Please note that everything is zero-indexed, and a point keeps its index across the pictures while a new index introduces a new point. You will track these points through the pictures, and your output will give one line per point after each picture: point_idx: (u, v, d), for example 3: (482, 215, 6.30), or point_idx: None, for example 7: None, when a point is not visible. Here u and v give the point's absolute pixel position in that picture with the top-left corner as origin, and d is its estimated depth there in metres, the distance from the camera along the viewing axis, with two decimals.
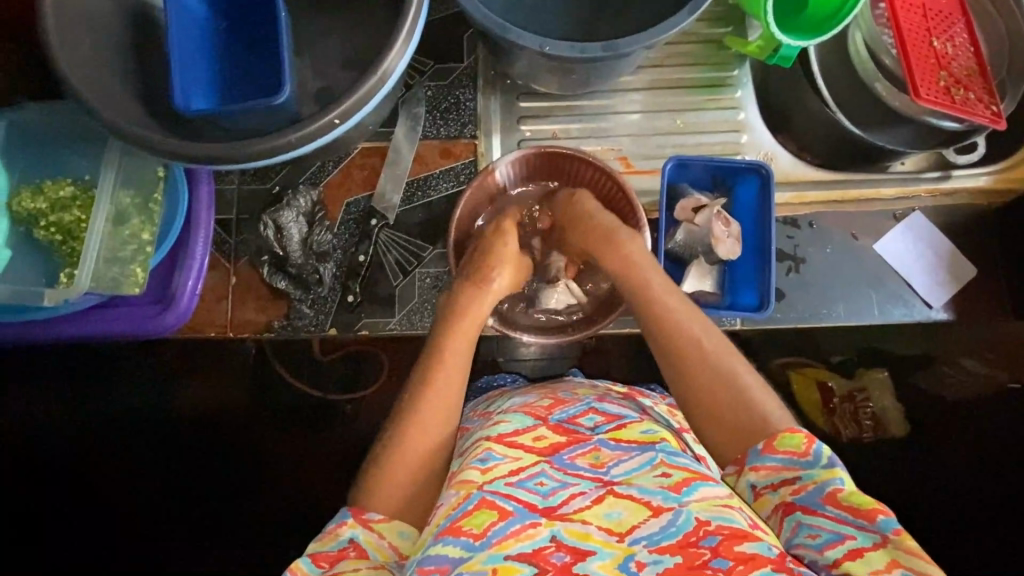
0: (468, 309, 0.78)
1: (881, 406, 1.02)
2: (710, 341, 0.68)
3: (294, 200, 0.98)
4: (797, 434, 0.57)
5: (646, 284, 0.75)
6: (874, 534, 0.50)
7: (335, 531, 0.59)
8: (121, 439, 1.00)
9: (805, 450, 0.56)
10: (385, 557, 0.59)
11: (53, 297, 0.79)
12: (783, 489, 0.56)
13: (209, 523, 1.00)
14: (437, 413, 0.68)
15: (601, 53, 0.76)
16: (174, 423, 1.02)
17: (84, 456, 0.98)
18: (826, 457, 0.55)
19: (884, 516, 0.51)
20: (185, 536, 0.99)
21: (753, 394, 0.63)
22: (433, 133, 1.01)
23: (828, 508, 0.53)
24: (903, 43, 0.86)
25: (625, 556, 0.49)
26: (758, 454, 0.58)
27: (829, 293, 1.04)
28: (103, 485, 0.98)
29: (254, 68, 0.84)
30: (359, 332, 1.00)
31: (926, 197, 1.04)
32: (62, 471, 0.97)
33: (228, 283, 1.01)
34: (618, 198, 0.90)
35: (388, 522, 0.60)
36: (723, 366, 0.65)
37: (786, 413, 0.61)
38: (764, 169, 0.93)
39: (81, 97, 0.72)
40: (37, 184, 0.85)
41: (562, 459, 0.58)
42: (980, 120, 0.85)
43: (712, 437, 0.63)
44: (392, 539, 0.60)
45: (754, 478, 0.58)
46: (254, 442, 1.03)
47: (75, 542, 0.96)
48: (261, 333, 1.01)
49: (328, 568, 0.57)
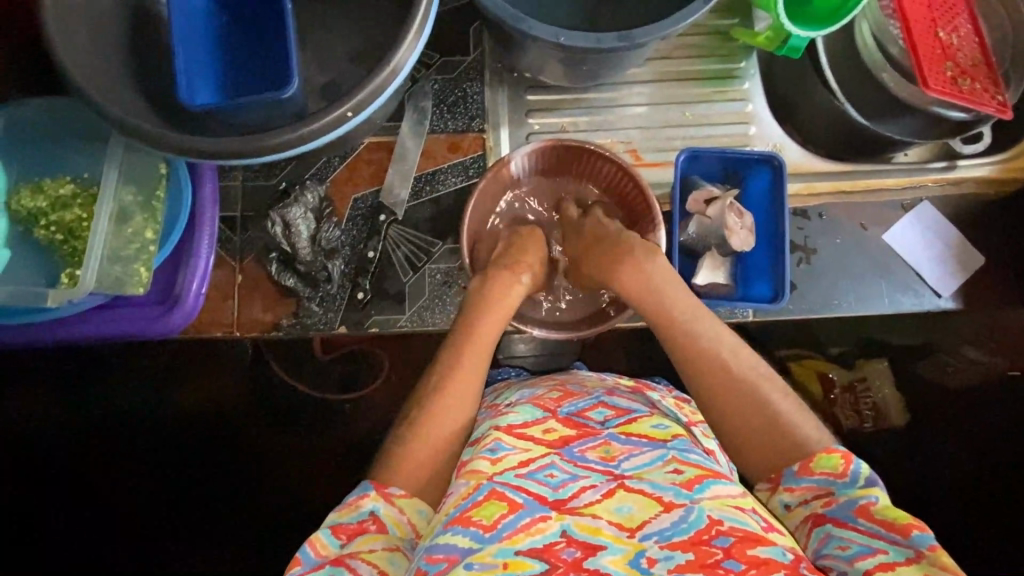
0: (493, 304, 0.78)
1: (880, 395, 1.06)
2: (734, 360, 0.68)
3: (301, 196, 0.97)
4: (834, 454, 0.58)
5: (665, 304, 0.76)
6: (907, 549, 0.51)
7: (356, 503, 0.59)
8: (126, 445, 1.03)
9: (842, 471, 0.57)
10: (403, 534, 0.58)
11: (56, 298, 0.78)
12: (816, 503, 0.57)
13: (208, 526, 1.03)
14: (461, 404, 0.68)
15: (616, 43, 0.76)
16: (173, 429, 1.03)
17: (84, 455, 1.02)
18: (864, 477, 0.56)
19: (919, 531, 0.51)
20: (187, 536, 1.03)
21: (786, 415, 0.63)
22: (440, 128, 1.01)
23: (860, 521, 0.54)
24: (910, 36, 0.86)
25: (635, 552, 0.49)
26: (793, 474, 0.59)
27: (842, 285, 1.03)
28: (103, 485, 1.02)
29: (261, 61, 0.83)
30: (367, 330, 0.99)
31: (934, 187, 1.03)
32: (62, 471, 1.01)
33: (235, 282, 0.99)
34: (634, 195, 0.90)
35: (410, 499, 0.60)
36: (761, 392, 0.65)
37: (825, 436, 0.62)
38: (777, 161, 0.93)
39: (81, 88, 0.71)
40: (36, 182, 0.84)
41: (572, 452, 0.58)
42: (987, 110, 0.86)
43: (750, 455, 0.63)
44: (412, 517, 0.59)
45: (787, 498, 0.59)
46: (250, 440, 1.05)
47: (76, 539, 1.01)
48: (270, 332, 0.98)
49: (346, 542, 0.57)
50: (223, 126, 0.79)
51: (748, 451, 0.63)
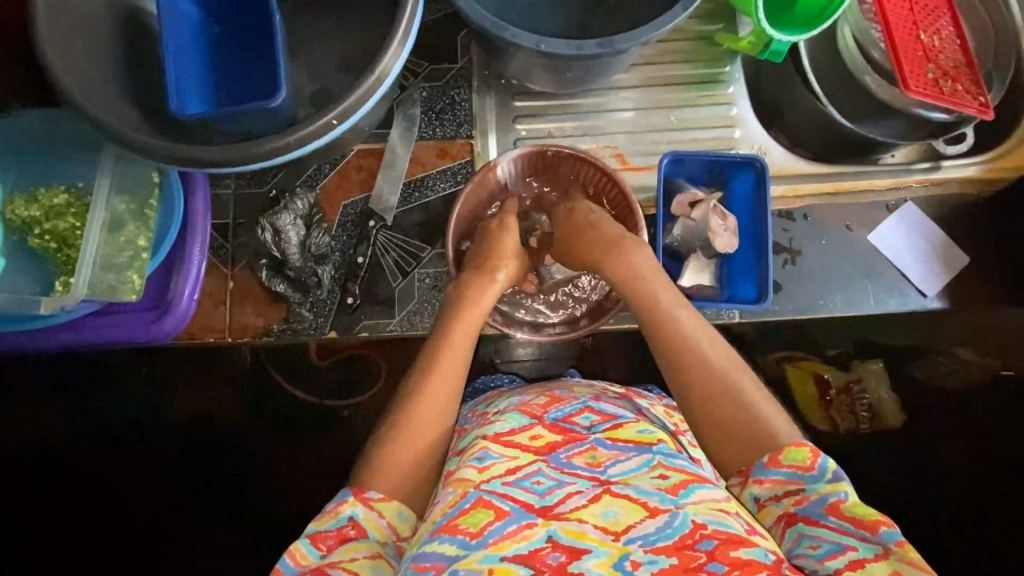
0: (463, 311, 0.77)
1: (877, 397, 1.00)
2: (730, 365, 0.67)
3: (291, 203, 0.98)
4: (802, 448, 0.59)
5: (668, 302, 0.74)
6: (876, 545, 0.53)
7: (335, 510, 0.60)
8: (116, 452, 1.01)
9: (810, 464, 0.58)
10: (382, 538, 0.60)
11: (49, 305, 0.79)
12: (787, 500, 0.58)
13: (194, 535, 1.01)
14: (437, 412, 0.68)
15: (597, 49, 0.77)
16: (164, 435, 1.02)
17: (70, 466, 0.99)
18: (830, 471, 0.57)
19: (887, 527, 0.53)
20: (176, 542, 1.01)
21: (756, 403, 0.64)
22: (429, 134, 1.02)
23: (830, 519, 0.55)
24: (890, 37, 0.87)
25: (620, 555, 0.50)
26: (762, 466, 0.60)
27: (827, 284, 1.05)
28: (89, 492, 1.00)
29: (250, 72, 0.84)
30: (358, 335, 1.01)
31: (917, 187, 1.05)
32: (48, 479, 0.99)
33: (225, 287, 1.02)
34: (617, 199, 0.91)
35: (388, 502, 0.61)
36: (744, 396, 0.64)
37: (794, 429, 0.62)
38: (759, 163, 0.94)
39: (74, 100, 0.72)
40: (30, 192, 0.84)
41: (559, 458, 0.59)
42: (969, 110, 0.87)
43: (719, 453, 0.63)
44: (391, 520, 0.61)
45: (758, 491, 0.60)
46: (235, 444, 1.03)
47: (65, 546, 0.98)
48: (260, 337, 1.02)
49: (327, 551, 0.58)
50: (212, 134, 0.79)
51: (726, 450, 0.63)
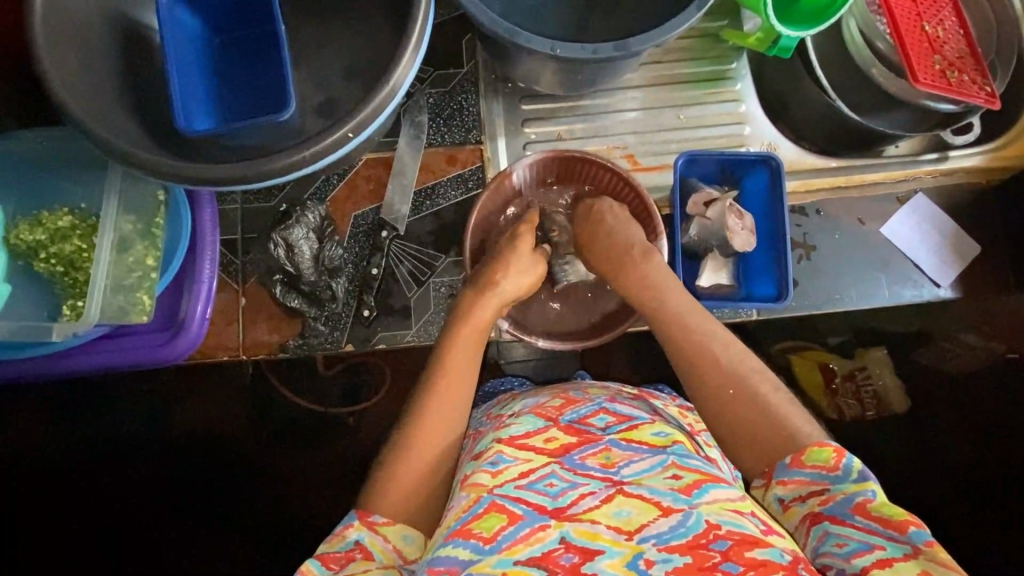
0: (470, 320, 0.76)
1: (881, 383, 1.05)
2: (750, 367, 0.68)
3: (303, 216, 0.98)
4: (824, 448, 0.58)
5: (686, 315, 0.73)
6: (905, 545, 0.51)
7: (342, 533, 0.61)
8: (130, 459, 1.04)
9: (833, 464, 0.57)
10: (390, 560, 0.61)
11: (61, 332, 0.80)
12: (811, 500, 0.58)
13: (204, 531, 1.05)
14: (442, 420, 0.68)
15: (612, 52, 0.77)
16: (176, 444, 1.05)
17: (89, 471, 1.04)
18: (857, 471, 0.56)
19: (916, 527, 0.51)
20: (187, 540, 1.05)
21: (776, 404, 0.64)
22: (438, 141, 1.02)
23: (857, 519, 0.54)
24: (897, 30, 0.86)
25: (633, 555, 0.50)
26: (785, 467, 0.59)
27: (843, 279, 1.02)
28: (104, 499, 1.04)
29: (257, 83, 0.85)
30: (375, 346, 1.00)
31: (927, 179, 1.03)
32: (70, 485, 1.04)
33: (238, 304, 0.99)
34: (637, 209, 0.91)
35: (393, 525, 0.62)
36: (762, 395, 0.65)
37: (816, 428, 0.61)
38: (774, 161, 0.93)
39: (73, 115, 0.73)
40: (33, 216, 0.85)
41: (572, 459, 0.58)
42: (977, 101, 0.86)
43: (741, 453, 0.63)
44: (397, 543, 0.61)
45: (782, 492, 0.59)
46: (250, 451, 1.06)
47: (84, 547, 1.04)
48: (275, 353, 0.99)
49: (338, 568, 0.59)
50: (217, 149, 0.79)
51: (742, 440, 0.63)
